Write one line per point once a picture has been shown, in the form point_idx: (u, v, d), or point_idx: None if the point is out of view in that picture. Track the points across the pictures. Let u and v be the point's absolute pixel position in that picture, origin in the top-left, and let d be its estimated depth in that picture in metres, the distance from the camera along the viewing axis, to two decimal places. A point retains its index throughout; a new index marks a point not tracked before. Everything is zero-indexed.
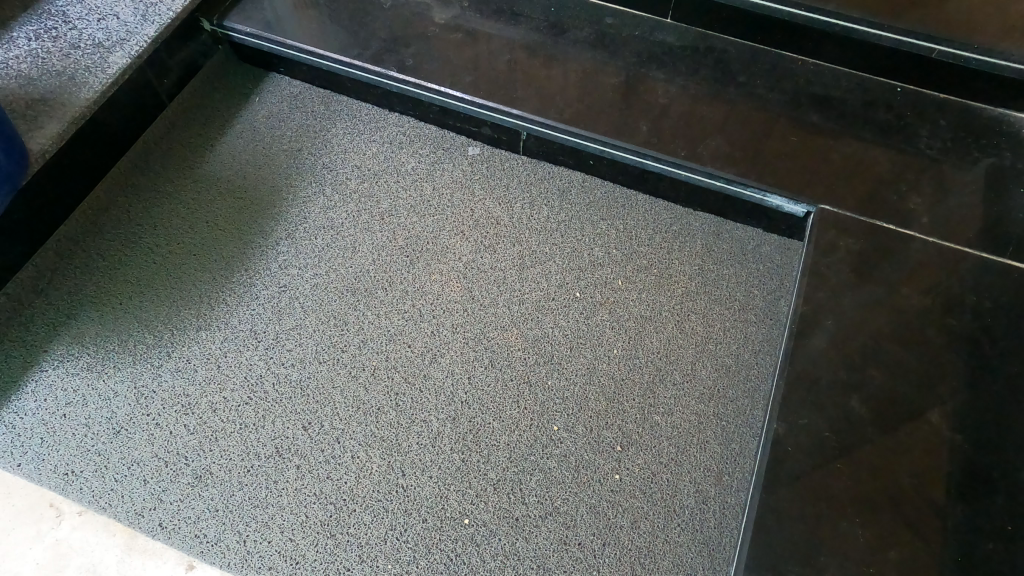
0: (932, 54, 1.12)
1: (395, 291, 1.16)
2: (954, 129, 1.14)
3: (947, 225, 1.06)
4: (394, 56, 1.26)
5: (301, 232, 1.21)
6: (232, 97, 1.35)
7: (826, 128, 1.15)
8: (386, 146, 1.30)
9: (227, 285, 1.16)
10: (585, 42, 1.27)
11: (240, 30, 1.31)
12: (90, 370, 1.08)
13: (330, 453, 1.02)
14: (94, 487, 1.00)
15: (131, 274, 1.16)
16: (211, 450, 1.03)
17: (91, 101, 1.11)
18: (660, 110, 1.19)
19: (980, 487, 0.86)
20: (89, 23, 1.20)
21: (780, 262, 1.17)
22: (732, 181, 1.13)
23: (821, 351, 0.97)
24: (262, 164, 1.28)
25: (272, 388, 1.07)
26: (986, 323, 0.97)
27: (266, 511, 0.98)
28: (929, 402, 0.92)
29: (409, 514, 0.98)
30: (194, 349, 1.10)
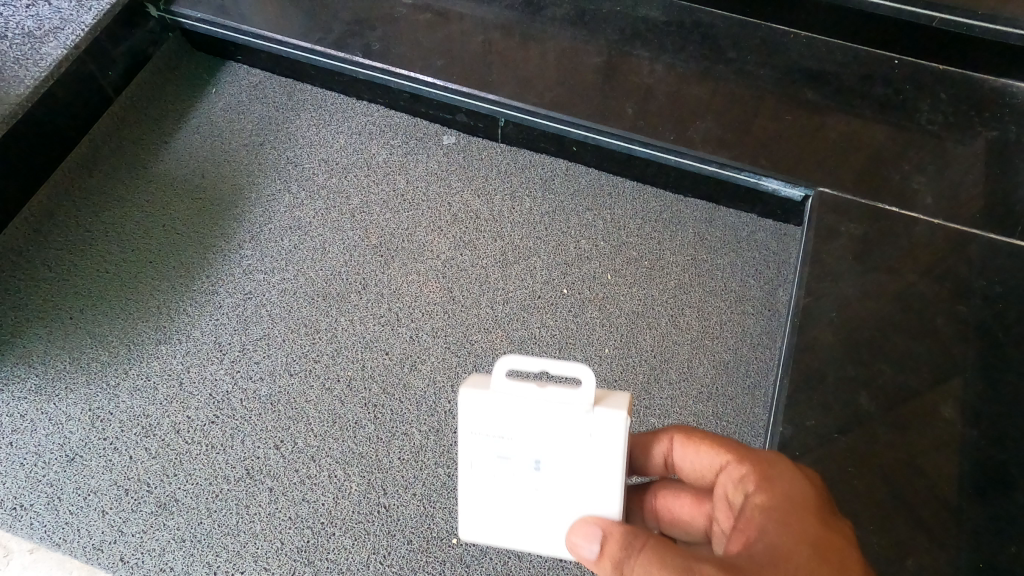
0: (934, 23, 1.05)
1: (370, 294, 1.08)
2: (956, 102, 1.08)
3: (954, 205, 1.01)
4: (359, 40, 1.16)
5: (266, 233, 1.12)
6: (186, 89, 1.25)
7: (822, 105, 1.09)
8: (354, 137, 1.21)
9: (188, 294, 1.07)
10: (564, 20, 1.19)
11: (190, 15, 1.21)
12: (39, 392, 1.00)
13: (306, 473, 0.95)
14: (46, 521, 0.92)
15: (81, 285, 1.07)
16: (175, 475, 0.95)
17: (25, 98, 1.02)
18: (646, 91, 1.12)
19: (998, 485, 0.82)
20: (17, 10, 1.10)
21: (777, 248, 1.12)
22: (726, 165, 1.07)
23: (826, 345, 0.91)
24: (221, 161, 1.19)
25: (240, 405, 1.00)
26: (998, 310, 0.92)
27: (238, 539, 0.91)
28: (941, 396, 0.87)
29: (393, 535, 0.91)
30: (154, 365, 1.02)
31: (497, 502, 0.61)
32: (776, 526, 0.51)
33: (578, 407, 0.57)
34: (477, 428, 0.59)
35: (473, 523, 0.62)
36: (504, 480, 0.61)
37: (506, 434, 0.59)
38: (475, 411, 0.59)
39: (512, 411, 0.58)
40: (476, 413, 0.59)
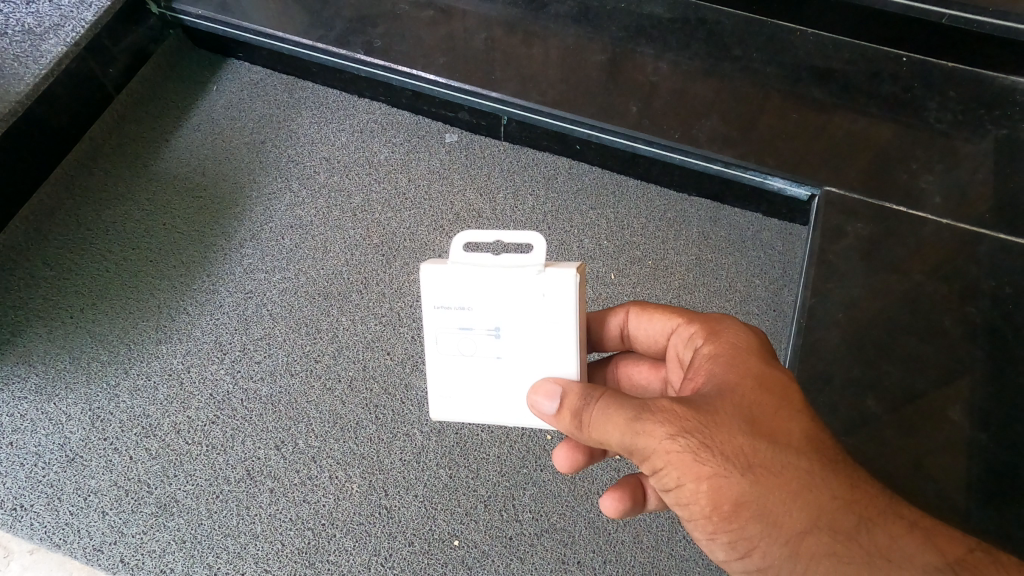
0: (944, 20, 1.03)
1: (372, 293, 1.07)
2: (965, 100, 1.07)
3: (963, 204, 1.00)
4: (360, 37, 1.15)
5: (267, 232, 1.12)
6: (187, 87, 1.25)
7: (828, 104, 1.07)
8: (356, 135, 1.21)
9: (188, 293, 1.07)
10: (567, 17, 1.18)
11: (191, 13, 1.20)
12: (38, 393, 0.99)
13: (307, 473, 0.94)
14: (46, 522, 0.91)
15: (81, 284, 1.07)
16: (175, 475, 0.94)
17: (25, 96, 0.99)
18: (650, 89, 1.10)
19: (1006, 488, 0.81)
20: (17, 8, 1.08)
21: (782, 248, 1.11)
22: (731, 164, 1.05)
23: (832, 346, 0.90)
24: (222, 159, 1.18)
25: (241, 405, 0.99)
26: (1007, 311, 0.92)
27: (238, 541, 0.90)
28: (949, 398, 0.86)
29: (394, 537, 0.91)
30: (154, 365, 1.01)
31: (462, 378, 0.64)
32: (725, 366, 0.57)
33: (531, 268, 0.59)
34: (439, 300, 0.61)
35: (443, 400, 0.65)
36: (467, 354, 0.63)
37: (468, 305, 0.61)
38: (435, 285, 0.61)
39: (472, 277, 0.60)
40: (438, 284, 0.61)
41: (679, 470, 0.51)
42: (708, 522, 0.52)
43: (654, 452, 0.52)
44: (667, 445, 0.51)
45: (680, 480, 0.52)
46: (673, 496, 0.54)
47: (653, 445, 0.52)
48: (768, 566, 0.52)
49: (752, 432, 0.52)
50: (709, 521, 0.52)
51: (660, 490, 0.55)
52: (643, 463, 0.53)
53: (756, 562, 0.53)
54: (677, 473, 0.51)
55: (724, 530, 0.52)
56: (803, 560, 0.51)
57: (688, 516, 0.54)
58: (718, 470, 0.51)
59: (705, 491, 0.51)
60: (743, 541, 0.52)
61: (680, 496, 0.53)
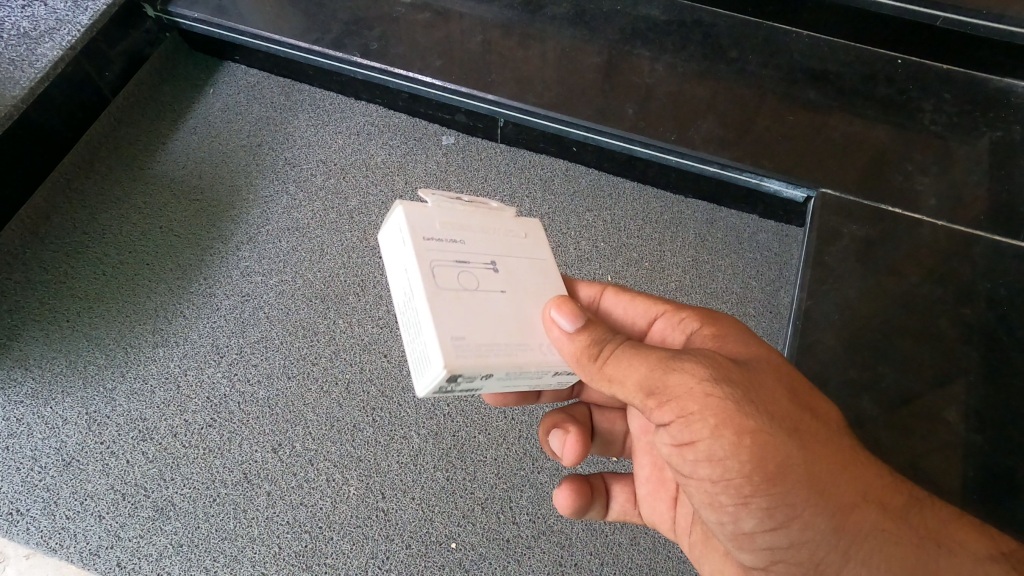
0: (937, 24, 1.03)
1: (369, 296, 1.07)
2: (960, 102, 1.07)
3: (959, 205, 1.00)
4: (357, 39, 1.15)
5: (263, 234, 1.12)
6: (183, 90, 1.24)
7: (824, 106, 1.08)
8: (353, 138, 1.21)
9: (184, 296, 1.07)
10: (564, 19, 1.18)
11: (186, 16, 1.19)
12: (34, 397, 0.99)
13: (304, 476, 0.94)
14: (42, 527, 0.91)
15: (78, 288, 1.07)
16: (172, 479, 0.94)
17: (20, 99, 0.99)
18: (647, 91, 1.10)
19: (1001, 488, 0.82)
20: (13, 11, 1.07)
21: (778, 250, 1.11)
22: (727, 166, 1.06)
23: (829, 348, 0.90)
24: (219, 162, 1.18)
25: (238, 407, 0.99)
26: (1001, 313, 0.93)
27: (235, 544, 0.90)
28: (944, 399, 0.87)
29: (391, 540, 0.91)
30: (151, 368, 1.01)
31: (469, 315, 0.52)
32: (740, 337, 0.60)
33: (507, 211, 0.63)
34: (429, 232, 0.55)
35: (454, 342, 0.50)
36: (469, 286, 0.54)
37: (461, 239, 0.56)
38: (420, 216, 0.56)
39: (458, 214, 0.58)
40: (423, 217, 0.56)
41: (717, 418, 0.52)
42: (745, 485, 0.52)
43: (684, 393, 0.52)
44: (704, 391, 0.52)
45: (717, 433, 0.52)
46: (700, 452, 0.53)
47: (684, 387, 0.52)
48: (802, 534, 0.55)
49: (795, 402, 0.55)
50: (747, 482, 0.52)
51: (682, 445, 0.54)
52: (662, 408, 0.53)
53: (788, 531, 0.55)
54: (712, 422, 0.52)
55: (764, 496, 0.53)
56: (842, 530, 0.55)
57: (716, 473, 0.53)
58: (761, 427, 0.52)
59: (747, 447, 0.52)
60: (781, 507, 0.53)
61: (710, 451, 0.52)
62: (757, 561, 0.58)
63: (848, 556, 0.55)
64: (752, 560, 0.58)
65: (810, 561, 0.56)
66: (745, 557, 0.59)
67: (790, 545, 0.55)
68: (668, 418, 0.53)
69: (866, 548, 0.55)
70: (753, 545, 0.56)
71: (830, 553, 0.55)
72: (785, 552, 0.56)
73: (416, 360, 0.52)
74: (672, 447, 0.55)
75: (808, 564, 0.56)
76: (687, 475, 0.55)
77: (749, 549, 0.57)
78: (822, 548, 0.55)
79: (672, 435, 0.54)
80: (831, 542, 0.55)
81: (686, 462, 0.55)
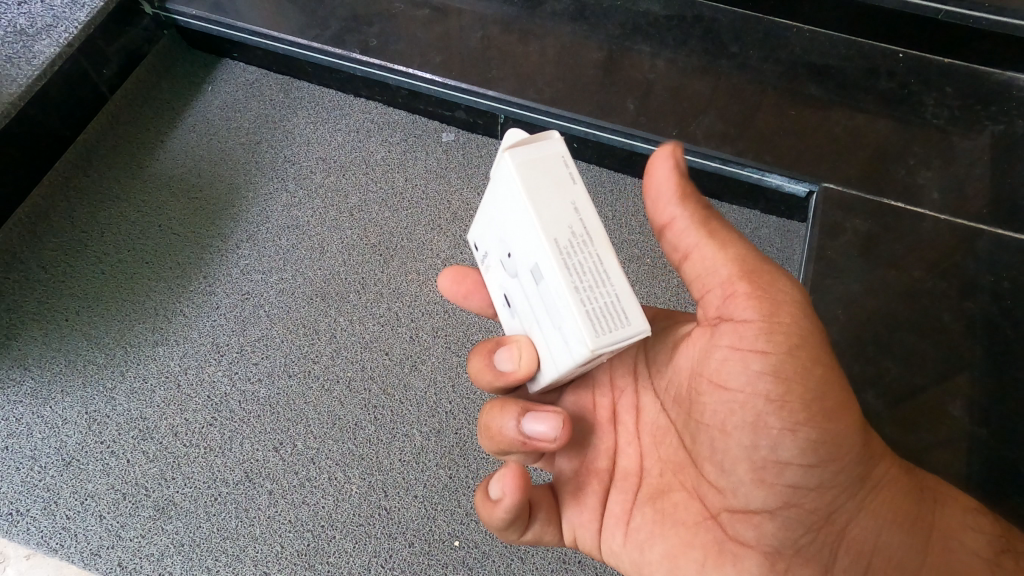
0: (940, 16, 1.03)
1: (369, 293, 1.06)
2: (962, 96, 1.07)
3: (962, 199, 1.00)
4: (356, 36, 1.14)
5: (263, 232, 1.11)
6: (181, 88, 1.24)
7: (825, 100, 1.07)
8: (352, 135, 1.20)
9: (183, 294, 1.06)
10: (564, 15, 1.17)
11: (184, 13, 1.19)
12: (33, 397, 0.99)
13: (305, 475, 0.94)
14: (42, 527, 0.91)
15: (75, 286, 1.06)
16: (173, 478, 0.94)
17: (17, 97, 0.98)
18: (647, 87, 1.10)
19: (1002, 481, 0.83)
20: (9, 8, 1.06)
21: (780, 246, 1.10)
22: (730, 162, 1.05)
23: (832, 343, 0.90)
24: (218, 160, 1.17)
25: (239, 406, 0.98)
26: (1004, 306, 0.93)
27: (237, 543, 0.90)
28: (948, 393, 0.87)
29: (394, 538, 0.91)
30: (151, 367, 1.01)
31: None
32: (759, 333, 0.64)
33: None
34: None
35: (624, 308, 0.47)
36: None
37: None
38: None
39: None
40: None
41: (797, 338, 0.53)
42: (802, 407, 0.52)
43: (779, 301, 0.54)
44: (793, 307, 0.54)
45: (793, 350, 0.53)
46: (766, 364, 0.52)
47: (784, 290, 0.54)
48: (832, 476, 0.55)
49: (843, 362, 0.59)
50: (804, 405, 0.52)
51: (748, 354, 0.53)
52: (748, 299, 0.53)
53: (821, 470, 0.54)
54: (793, 341, 0.53)
55: (814, 424, 0.53)
56: (863, 483, 0.57)
57: (776, 390, 0.52)
58: (830, 362, 0.54)
59: (815, 376, 0.53)
60: (826, 440, 0.53)
61: (779, 365, 0.52)
62: (769, 502, 0.55)
63: (860, 508, 0.58)
64: (760, 504, 0.55)
65: (824, 507, 0.56)
66: (754, 499, 0.55)
67: (815, 487, 0.55)
68: (750, 316, 0.53)
69: (879, 499, 0.59)
70: (775, 480, 0.54)
71: (847, 503, 0.57)
72: (804, 493, 0.55)
73: (604, 312, 0.45)
74: (734, 353, 0.53)
75: (820, 512, 0.56)
76: (735, 390, 0.53)
77: (766, 485, 0.54)
78: (843, 495, 0.56)
79: (742, 338, 0.53)
80: (853, 490, 0.57)
81: (747, 373, 0.53)
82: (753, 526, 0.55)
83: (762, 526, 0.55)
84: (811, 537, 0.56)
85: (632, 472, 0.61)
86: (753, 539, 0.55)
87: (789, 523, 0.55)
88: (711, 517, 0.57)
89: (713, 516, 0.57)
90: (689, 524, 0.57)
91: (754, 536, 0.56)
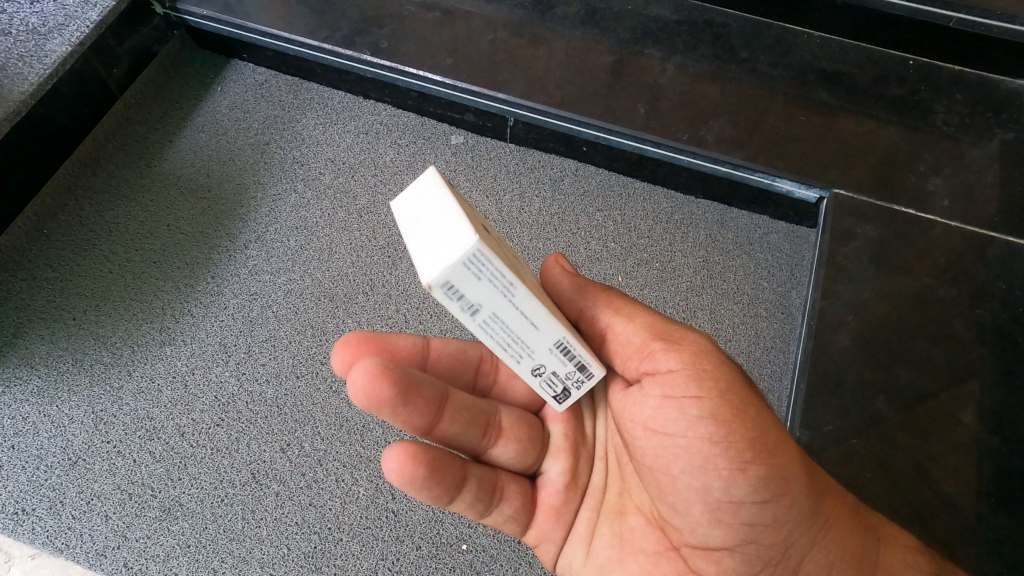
0: (950, 24, 1.03)
1: (377, 295, 1.06)
2: (972, 103, 1.07)
3: (972, 205, 1.00)
4: (367, 38, 1.14)
5: (272, 233, 1.11)
6: (190, 88, 1.23)
7: (836, 107, 1.07)
8: (362, 137, 1.19)
9: (192, 294, 1.06)
10: (574, 18, 1.17)
11: (195, 13, 1.20)
12: (40, 395, 0.98)
13: (312, 477, 0.94)
14: (48, 526, 0.90)
15: (83, 285, 1.06)
16: (179, 479, 0.93)
17: (28, 96, 0.98)
18: (658, 91, 1.10)
19: (1012, 490, 0.83)
20: (22, 7, 1.06)
21: (790, 251, 1.10)
22: (740, 166, 1.05)
23: (842, 349, 0.90)
24: (227, 161, 1.17)
25: (247, 407, 0.98)
26: (1016, 314, 0.93)
27: (243, 545, 0.90)
28: (959, 401, 0.87)
29: (402, 541, 0.90)
30: (158, 367, 1.00)
31: None
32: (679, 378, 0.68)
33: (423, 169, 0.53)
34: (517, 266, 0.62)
35: None
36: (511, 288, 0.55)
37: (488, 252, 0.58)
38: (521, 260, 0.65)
39: None
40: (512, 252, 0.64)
41: (728, 382, 0.56)
42: (748, 446, 0.54)
43: (697, 349, 0.58)
44: (715, 353, 0.58)
45: (726, 392, 0.55)
46: (703, 409, 0.55)
47: (696, 346, 0.59)
48: (785, 512, 0.56)
49: None
50: (751, 445, 0.54)
51: (683, 399, 0.56)
52: (667, 355, 0.58)
53: (773, 507, 0.56)
54: (722, 385, 0.56)
55: (764, 463, 0.54)
56: (817, 515, 0.59)
57: (719, 433, 0.54)
58: (759, 399, 0.57)
59: (753, 415, 0.55)
60: (777, 478, 0.55)
61: (714, 409, 0.55)
62: (726, 539, 0.57)
63: (815, 540, 0.60)
64: (718, 541, 0.58)
65: (781, 543, 0.58)
66: (712, 537, 0.58)
67: (770, 523, 0.57)
68: (673, 368, 0.57)
69: (836, 533, 0.61)
70: (731, 519, 0.56)
71: (802, 536, 0.59)
72: (759, 529, 0.57)
73: None
74: (670, 405, 0.56)
75: (777, 548, 0.58)
76: (677, 435, 0.56)
77: (722, 524, 0.57)
78: (798, 530, 0.58)
79: (673, 388, 0.57)
80: (808, 525, 0.58)
81: (685, 418, 0.55)
82: (712, 562, 0.59)
83: (722, 561, 0.59)
84: (769, 570, 0.59)
85: (599, 487, 0.68)
86: (713, 572, 0.59)
87: (748, 559, 0.58)
88: (673, 548, 0.61)
89: (675, 547, 0.61)
90: (651, 552, 0.62)
91: (714, 571, 0.59)
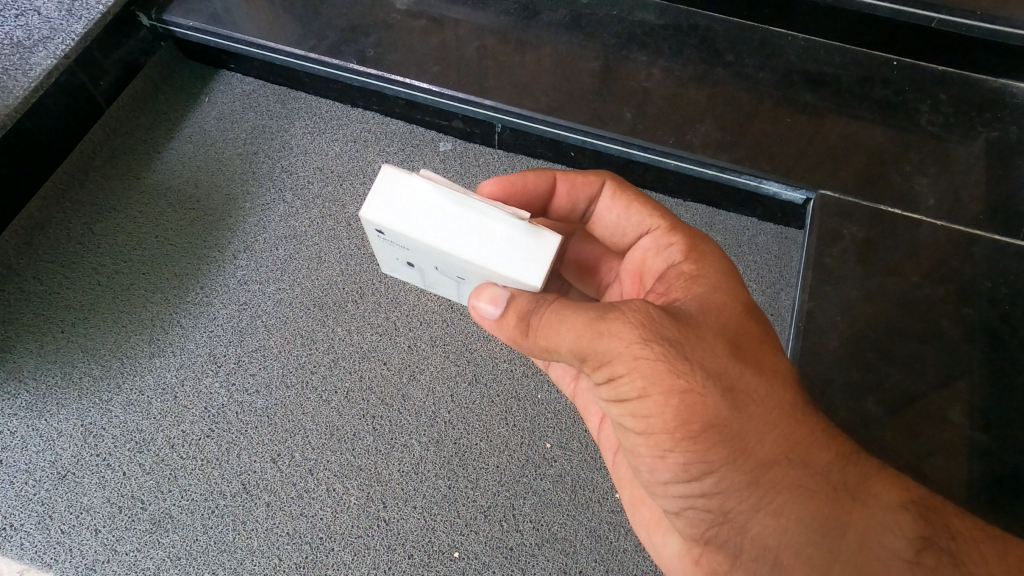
0: (933, 24, 1.03)
1: (367, 302, 1.06)
2: (956, 103, 1.07)
3: (958, 203, 1.01)
4: (353, 47, 1.15)
5: (261, 242, 1.11)
6: (178, 98, 1.23)
7: (821, 108, 1.08)
8: (350, 145, 1.20)
9: (181, 305, 1.05)
10: (560, 24, 1.17)
11: (181, 24, 1.19)
12: (28, 409, 0.98)
13: (303, 487, 0.93)
14: (37, 541, 0.90)
15: (72, 299, 1.05)
16: (169, 492, 0.93)
17: (12, 109, 0.98)
18: (644, 95, 1.11)
19: (1001, 486, 0.83)
20: (7, 21, 1.06)
21: (778, 253, 1.10)
22: (727, 169, 1.05)
23: (830, 350, 0.91)
24: (214, 171, 1.17)
25: (237, 418, 0.98)
26: (1002, 311, 0.93)
27: (234, 556, 0.89)
28: (947, 398, 0.87)
29: (394, 549, 0.90)
30: (148, 378, 1.00)
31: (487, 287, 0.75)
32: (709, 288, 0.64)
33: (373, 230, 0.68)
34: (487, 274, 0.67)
35: None
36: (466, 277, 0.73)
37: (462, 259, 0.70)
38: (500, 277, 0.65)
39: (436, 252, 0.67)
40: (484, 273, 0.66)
41: (644, 379, 0.57)
42: (665, 437, 0.58)
43: (617, 351, 0.57)
44: (632, 348, 0.56)
45: (645, 392, 0.57)
46: (626, 408, 0.59)
47: (613, 350, 0.57)
48: (714, 487, 0.59)
49: (732, 357, 0.59)
50: (669, 436, 0.58)
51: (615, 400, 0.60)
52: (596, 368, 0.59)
53: (703, 484, 0.59)
54: (642, 384, 0.57)
55: (683, 448, 0.58)
56: (759, 485, 0.59)
57: (639, 425, 0.59)
58: (689, 388, 0.56)
59: (673, 404, 0.57)
60: (698, 462, 0.58)
61: (637, 406, 0.58)
62: (671, 507, 0.63)
63: (759, 509, 0.59)
64: (669, 509, 0.63)
65: (718, 513, 0.60)
66: (665, 503, 0.64)
67: (701, 495, 0.60)
68: (605, 376, 0.59)
69: (794, 508, 0.58)
70: (665, 492, 0.63)
71: (741, 507, 0.59)
72: (696, 500, 0.61)
73: None
74: (608, 399, 0.61)
75: (714, 520, 0.61)
76: (623, 422, 0.61)
77: (663, 495, 0.63)
78: (733, 500, 0.59)
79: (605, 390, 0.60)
80: (747, 496, 0.59)
81: (620, 411, 0.60)
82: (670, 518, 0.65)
83: (674, 520, 0.65)
84: (716, 535, 0.62)
85: None
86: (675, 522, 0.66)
87: (693, 523, 0.63)
88: None
89: None
90: None
91: (677, 526, 0.65)
